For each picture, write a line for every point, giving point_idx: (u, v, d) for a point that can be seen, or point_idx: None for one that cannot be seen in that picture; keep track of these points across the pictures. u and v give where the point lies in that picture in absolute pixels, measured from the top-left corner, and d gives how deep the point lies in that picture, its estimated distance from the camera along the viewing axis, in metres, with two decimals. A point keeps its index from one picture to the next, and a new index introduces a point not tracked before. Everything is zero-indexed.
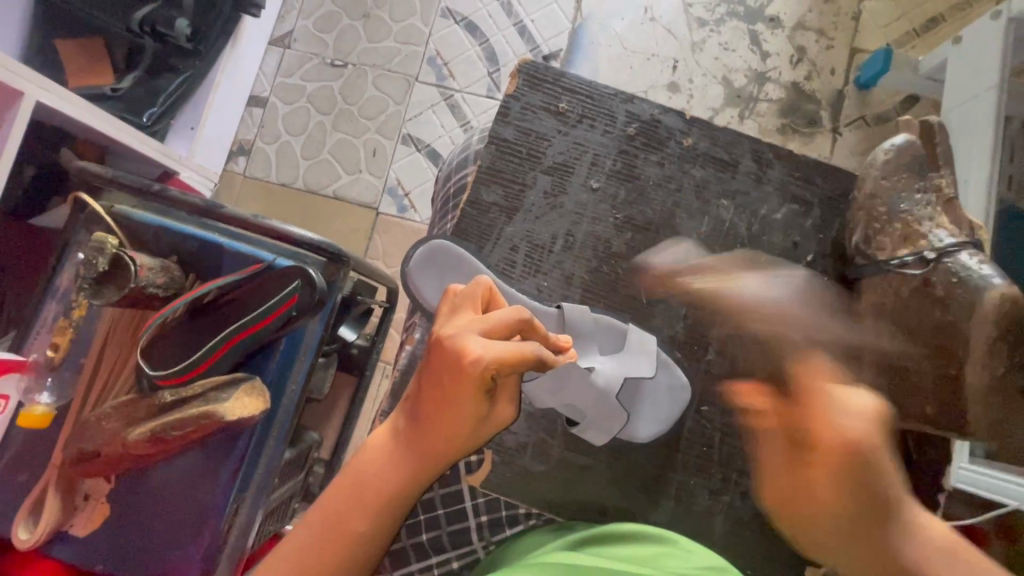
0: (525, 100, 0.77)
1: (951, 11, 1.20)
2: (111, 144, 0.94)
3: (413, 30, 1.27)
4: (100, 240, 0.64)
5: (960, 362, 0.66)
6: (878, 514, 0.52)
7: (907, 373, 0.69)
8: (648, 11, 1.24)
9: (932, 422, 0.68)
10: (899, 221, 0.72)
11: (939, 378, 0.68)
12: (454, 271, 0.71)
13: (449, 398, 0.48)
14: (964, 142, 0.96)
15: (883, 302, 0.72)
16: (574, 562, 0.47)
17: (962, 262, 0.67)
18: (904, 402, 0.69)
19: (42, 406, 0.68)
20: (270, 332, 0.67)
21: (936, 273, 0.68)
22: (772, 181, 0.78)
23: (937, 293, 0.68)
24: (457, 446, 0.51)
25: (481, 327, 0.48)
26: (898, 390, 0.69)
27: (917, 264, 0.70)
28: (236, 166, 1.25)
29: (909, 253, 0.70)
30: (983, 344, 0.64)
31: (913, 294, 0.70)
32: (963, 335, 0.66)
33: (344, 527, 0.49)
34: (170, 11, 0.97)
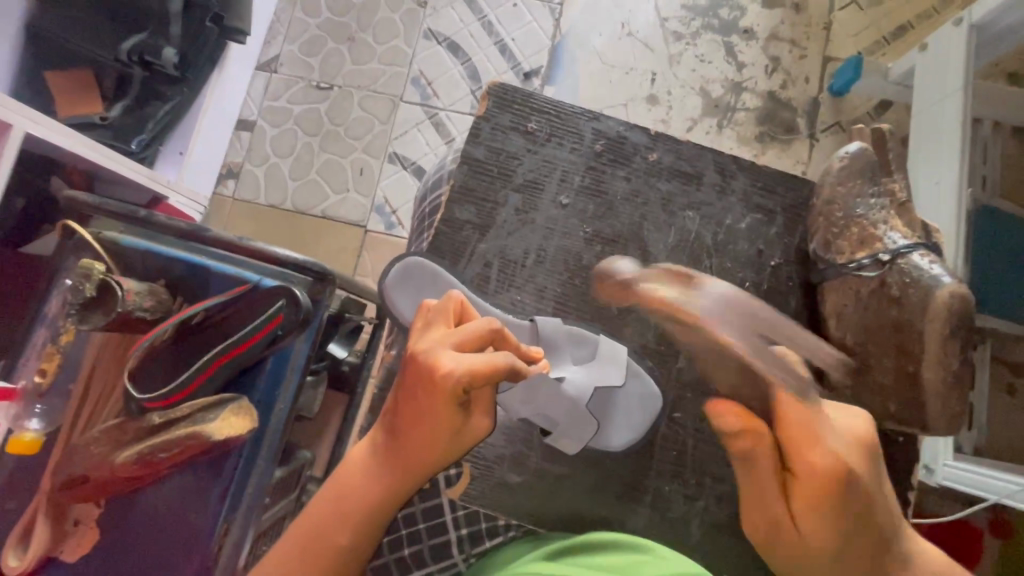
0: (495, 121, 0.79)
1: (918, 18, 1.24)
2: (100, 171, 0.96)
3: (397, 52, 1.30)
4: (88, 266, 0.66)
5: (917, 360, 0.69)
6: (882, 521, 0.58)
7: (872, 372, 0.72)
8: (625, 27, 1.28)
9: (897, 419, 0.71)
10: (855, 225, 0.74)
11: (900, 377, 0.71)
12: (429, 288, 0.73)
13: (426, 412, 0.50)
14: (933, 145, 0.99)
15: (844, 303, 0.74)
16: (546, 571, 0.49)
17: (915, 263, 0.70)
18: (869, 401, 0.72)
19: (31, 432, 0.69)
20: (256, 351, 0.68)
21: (892, 274, 0.71)
22: (737, 190, 0.80)
23: (893, 293, 0.71)
24: (437, 457, 0.52)
25: (454, 339, 0.50)
26: (863, 388, 0.72)
27: (873, 266, 0.72)
28: (224, 190, 1.26)
29: (866, 256, 0.72)
30: (935, 341, 0.67)
31: (872, 295, 0.72)
32: (919, 333, 0.69)
33: (327, 538, 0.51)
34: (157, 41, 1.00)
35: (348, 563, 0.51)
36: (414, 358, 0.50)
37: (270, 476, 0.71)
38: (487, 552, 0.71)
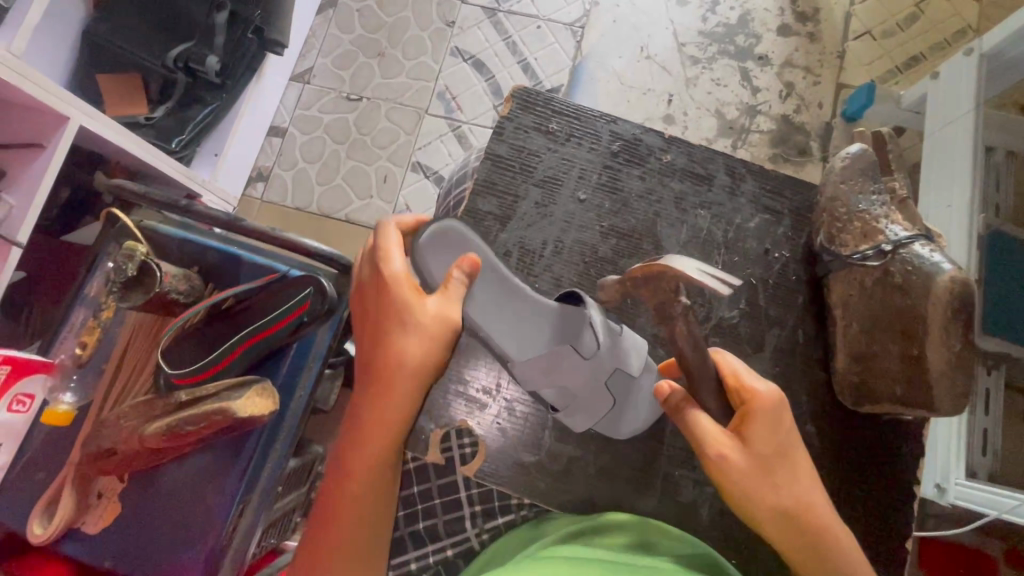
0: (518, 121, 0.83)
1: (929, 50, 1.28)
2: (142, 167, 1.01)
3: (425, 68, 1.36)
4: (131, 248, 0.69)
5: (921, 343, 0.67)
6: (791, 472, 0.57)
7: (876, 359, 0.71)
8: (643, 50, 1.33)
9: (903, 402, 0.70)
10: (857, 219, 0.74)
11: (906, 362, 0.69)
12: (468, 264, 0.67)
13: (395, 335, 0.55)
14: (944, 168, 1.01)
15: (849, 293, 0.74)
16: (566, 552, 0.50)
17: (916, 252, 0.69)
18: (874, 385, 0.71)
19: (65, 405, 0.72)
20: (279, 338, 0.72)
21: (893, 264, 0.70)
22: (746, 194, 0.82)
23: (896, 281, 0.70)
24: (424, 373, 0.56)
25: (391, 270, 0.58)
26: (869, 373, 0.72)
27: (876, 256, 0.71)
28: (254, 191, 1.32)
29: (869, 247, 0.72)
30: (939, 322, 0.65)
31: (875, 284, 0.71)
32: (923, 318, 0.67)
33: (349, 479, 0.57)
34: (202, 50, 1.06)
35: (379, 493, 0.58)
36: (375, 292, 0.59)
37: (286, 460, 0.73)
38: (499, 529, 0.72)
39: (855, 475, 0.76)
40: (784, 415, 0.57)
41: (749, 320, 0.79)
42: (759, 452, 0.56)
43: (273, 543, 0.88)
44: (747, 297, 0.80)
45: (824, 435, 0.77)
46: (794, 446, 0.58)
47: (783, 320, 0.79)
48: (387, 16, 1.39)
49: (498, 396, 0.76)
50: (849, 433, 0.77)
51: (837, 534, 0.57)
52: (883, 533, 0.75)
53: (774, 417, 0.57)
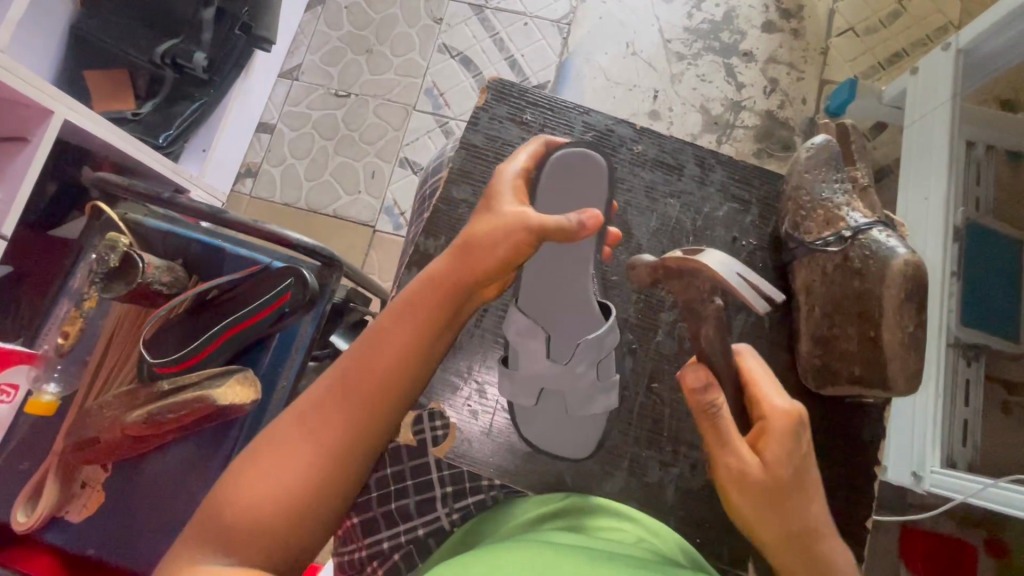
0: (493, 111, 0.82)
1: (911, 46, 1.30)
2: (128, 162, 1.02)
3: (412, 64, 1.37)
4: (114, 239, 0.71)
5: (877, 324, 0.69)
6: (804, 497, 0.50)
7: (837, 341, 0.72)
8: (630, 47, 1.34)
9: (863, 383, 0.71)
10: (820, 207, 0.75)
11: (863, 343, 0.70)
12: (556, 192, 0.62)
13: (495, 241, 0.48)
14: (920, 161, 1.03)
15: (811, 278, 0.74)
16: (530, 538, 0.49)
17: (874, 238, 0.70)
18: (836, 368, 0.72)
19: (49, 394, 0.74)
20: (262, 328, 0.73)
21: (853, 250, 0.71)
22: (715, 182, 0.83)
23: (855, 266, 0.71)
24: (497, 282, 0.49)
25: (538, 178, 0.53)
26: (832, 357, 0.72)
27: (836, 242, 0.72)
28: (242, 187, 1.33)
29: (831, 233, 0.73)
30: (893, 304, 0.67)
31: (837, 270, 0.72)
32: (879, 300, 0.69)
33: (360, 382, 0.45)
34: (189, 46, 1.07)
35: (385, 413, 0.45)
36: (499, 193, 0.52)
37: None
38: (470, 508, 0.70)
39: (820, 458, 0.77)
40: (803, 437, 0.51)
41: (720, 308, 0.80)
42: (770, 473, 0.49)
43: None
44: None
45: None
46: (808, 469, 0.51)
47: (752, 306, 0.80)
48: (375, 13, 1.40)
49: (470, 379, 0.76)
50: (820, 419, 0.78)
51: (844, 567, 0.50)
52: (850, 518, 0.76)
53: (793, 433, 0.50)
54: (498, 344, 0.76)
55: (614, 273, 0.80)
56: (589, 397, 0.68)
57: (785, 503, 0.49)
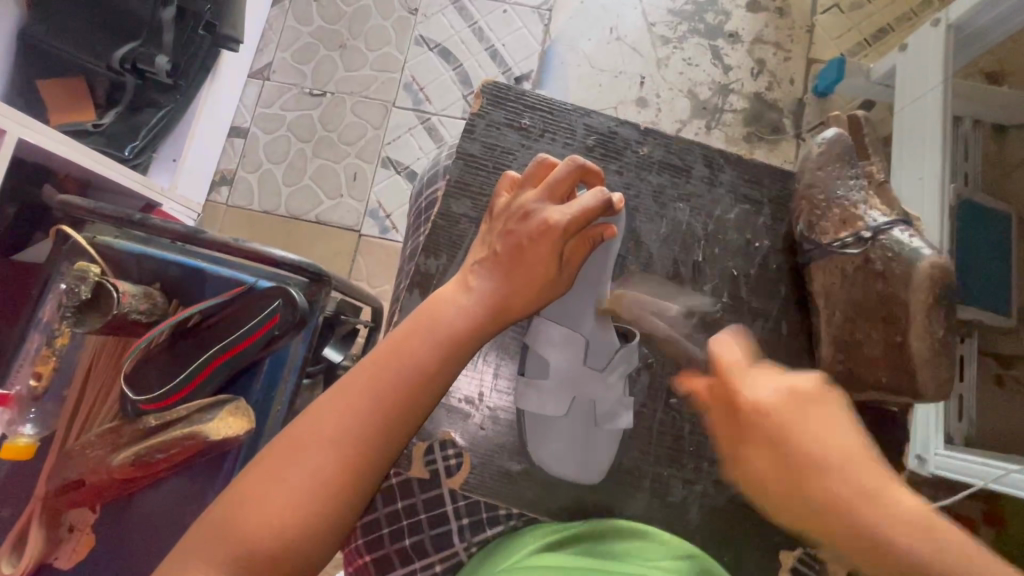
0: (489, 118, 0.78)
1: (897, 20, 1.28)
2: (93, 178, 0.96)
3: (389, 58, 1.31)
4: (82, 269, 0.66)
5: (905, 330, 0.67)
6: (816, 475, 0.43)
7: (861, 346, 0.71)
8: (613, 32, 1.30)
9: (887, 389, 0.70)
10: (835, 206, 0.73)
11: (888, 349, 0.69)
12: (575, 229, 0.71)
13: (518, 269, 0.55)
14: (913, 142, 1.02)
15: (832, 281, 0.73)
16: (563, 565, 0.48)
17: (896, 238, 0.69)
18: (860, 374, 0.71)
19: (25, 438, 0.67)
20: (253, 352, 0.69)
21: (874, 250, 0.69)
22: (725, 183, 0.80)
23: (877, 269, 0.69)
24: (509, 314, 0.55)
25: (581, 213, 0.57)
26: (854, 363, 0.71)
27: (856, 243, 0.71)
28: (219, 197, 1.27)
29: (849, 234, 0.71)
30: (921, 310, 0.65)
31: (857, 272, 0.71)
32: (904, 305, 0.67)
33: (379, 390, 0.47)
34: (150, 49, 1.00)
35: (399, 432, 0.47)
36: (517, 222, 0.57)
37: None
38: (489, 540, 0.69)
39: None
40: (786, 416, 0.47)
41: (732, 313, 0.77)
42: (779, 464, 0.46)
43: None
44: (729, 289, 0.78)
45: None
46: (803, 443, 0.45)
47: (766, 312, 0.78)
48: (346, 5, 1.34)
49: (481, 406, 0.73)
50: None
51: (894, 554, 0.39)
52: None
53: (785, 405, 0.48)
54: (504, 365, 0.74)
55: (623, 283, 0.77)
56: (596, 419, 0.71)
57: (807, 481, 0.43)
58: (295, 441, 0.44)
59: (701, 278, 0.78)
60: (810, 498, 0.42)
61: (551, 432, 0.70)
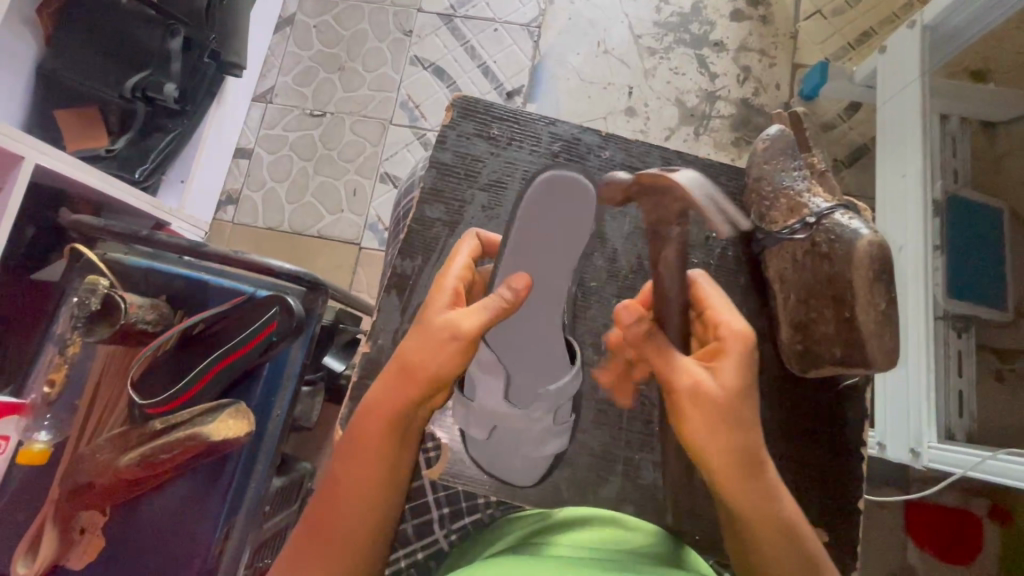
0: (460, 129, 0.81)
1: (880, 24, 1.31)
2: (106, 200, 1.01)
3: (386, 79, 1.37)
4: (92, 282, 0.72)
5: (851, 306, 0.68)
6: (763, 464, 0.48)
7: (815, 325, 0.72)
8: (601, 46, 1.34)
9: (843, 363, 0.70)
10: (782, 196, 0.75)
11: (840, 326, 0.69)
12: (524, 223, 0.60)
13: (409, 382, 0.48)
14: (895, 139, 1.04)
15: (784, 267, 0.74)
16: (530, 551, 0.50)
17: (838, 221, 0.70)
18: (818, 351, 0.72)
19: (40, 443, 0.73)
20: (251, 359, 0.72)
21: (819, 235, 0.70)
22: None
23: (823, 251, 0.70)
24: (409, 420, 0.49)
25: (480, 320, 0.50)
26: (811, 341, 0.72)
27: (802, 229, 0.72)
28: (224, 215, 1.32)
29: (796, 221, 0.73)
30: (863, 284, 0.66)
31: (806, 255, 0.72)
32: (851, 283, 0.68)
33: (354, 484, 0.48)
34: (159, 77, 1.06)
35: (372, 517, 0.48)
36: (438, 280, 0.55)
37: (268, 484, 0.74)
38: (467, 528, 0.74)
39: (799, 441, 0.76)
40: (756, 357, 0.50)
41: None
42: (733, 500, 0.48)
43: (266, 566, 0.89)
44: None
45: (787, 410, 0.77)
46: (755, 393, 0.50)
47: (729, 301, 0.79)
48: (345, 30, 1.40)
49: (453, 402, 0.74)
50: (815, 407, 0.77)
51: (794, 530, 0.48)
52: (842, 499, 0.75)
53: (734, 351, 0.50)
54: None
55: (591, 277, 0.79)
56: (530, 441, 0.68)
57: (758, 454, 0.48)
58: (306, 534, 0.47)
59: None
60: (766, 485, 0.48)
61: (521, 438, 0.66)
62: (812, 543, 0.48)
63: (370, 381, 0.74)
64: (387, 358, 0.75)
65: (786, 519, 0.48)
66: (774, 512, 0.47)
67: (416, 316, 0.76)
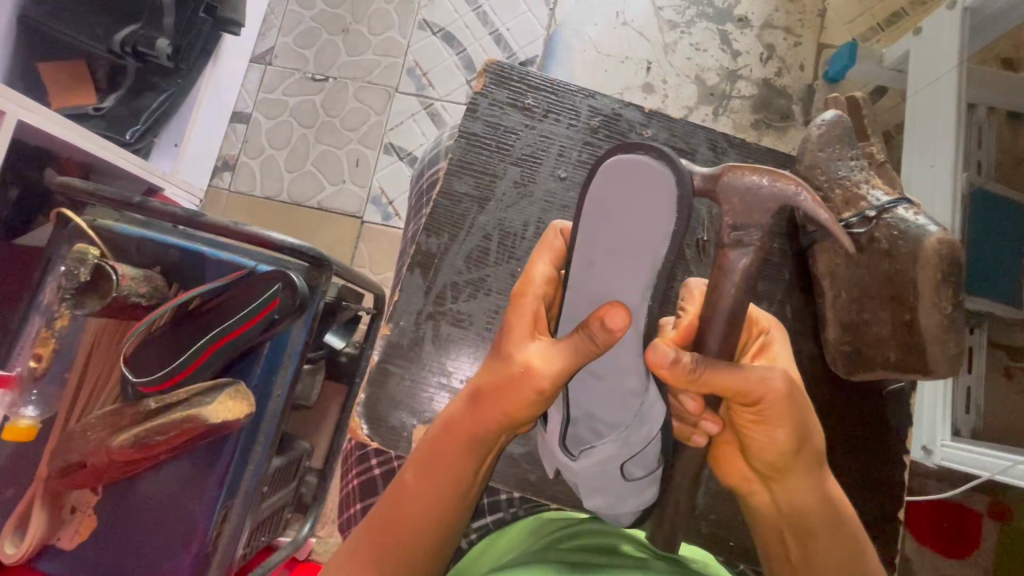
0: (492, 97, 0.76)
1: (911, 5, 1.25)
2: (94, 162, 0.95)
3: (392, 43, 1.30)
4: (82, 251, 0.65)
5: (913, 307, 0.66)
6: (818, 459, 0.49)
7: (868, 326, 0.70)
8: (620, 16, 1.27)
9: (898, 366, 0.68)
10: (839, 186, 0.71)
11: (897, 327, 0.68)
12: (590, 216, 0.48)
13: (487, 411, 0.48)
14: (927, 127, 0.99)
15: (835, 262, 0.71)
16: (581, 560, 0.47)
17: (900, 217, 0.68)
18: (868, 354, 0.69)
19: (26, 419, 0.69)
20: (252, 337, 0.68)
21: (879, 230, 0.69)
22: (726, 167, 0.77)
23: (883, 248, 0.68)
24: (485, 445, 0.50)
25: (564, 363, 0.46)
26: (861, 342, 0.70)
27: (860, 224, 0.70)
28: (221, 182, 1.26)
29: (853, 214, 0.70)
30: (929, 285, 0.65)
31: (863, 252, 0.70)
32: (913, 283, 0.66)
33: (434, 498, 0.49)
34: (151, 32, 0.99)
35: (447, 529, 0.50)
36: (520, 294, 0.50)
37: (267, 465, 0.71)
38: (489, 527, 0.71)
39: (838, 442, 0.73)
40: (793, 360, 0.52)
41: None
42: (792, 507, 0.49)
43: (264, 544, 0.88)
44: None
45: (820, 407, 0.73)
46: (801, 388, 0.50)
47: (770, 294, 0.75)
48: None
49: None
50: (848, 404, 0.74)
51: (846, 518, 0.50)
52: (878, 504, 0.73)
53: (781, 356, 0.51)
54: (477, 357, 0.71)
55: None
56: (630, 495, 0.57)
57: (815, 450, 0.49)
58: (379, 541, 0.49)
59: (705, 256, 0.76)
60: (821, 478, 0.49)
61: (597, 485, 0.56)
62: (858, 528, 0.51)
63: (388, 364, 0.70)
64: (407, 340, 0.71)
65: (839, 508, 0.50)
66: (828, 503, 0.50)
67: (439, 298, 0.72)
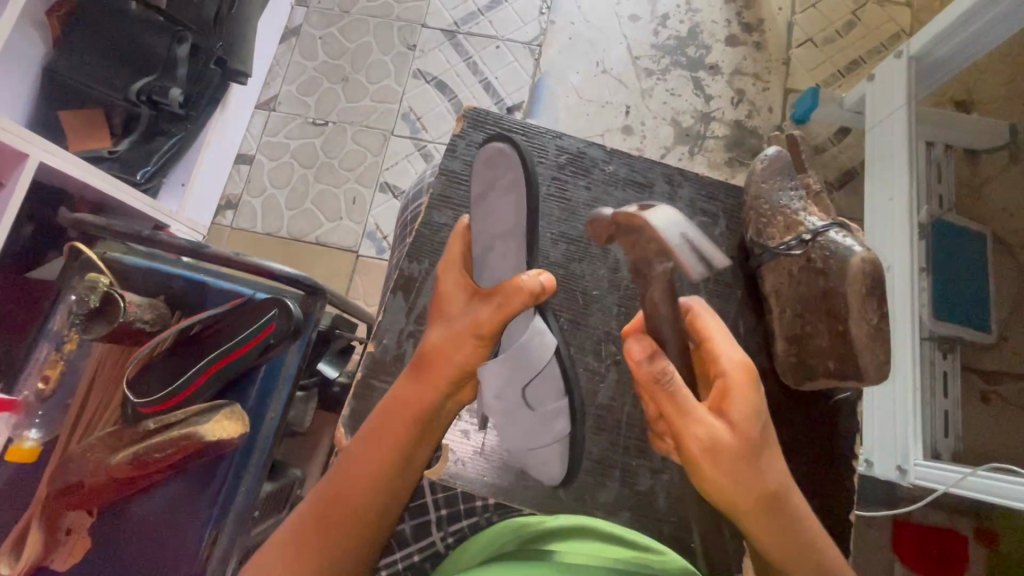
0: (470, 138, 0.83)
1: (869, 54, 1.35)
2: (106, 201, 1.02)
3: (388, 91, 1.39)
4: (93, 279, 0.71)
5: (845, 320, 0.70)
6: (770, 479, 0.48)
7: (811, 339, 0.74)
8: (599, 65, 1.38)
9: (837, 375, 0.72)
10: (780, 214, 0.77)
11: (834, 338, 0.72)
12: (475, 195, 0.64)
13: (432, 376, 0.52)
14: (882, 162, 1.07)
15: (779, 282, 0.76)
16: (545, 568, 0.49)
17: (832, 239, 0.73)
18: (812, 363, 0.74)
19: (30, 441, 0.72)
20: (250, 358, 0.72)
21: (814, 250, 0.73)
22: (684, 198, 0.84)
23: (817, 266, 0.73)
24: (432, 414, 0.53)
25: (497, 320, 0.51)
26: (805, 354, 0.74)
27: (798, 246, 0.75)
28: (223, 220, 1.33)
29: (792, 237, 0.75)
30: (857, 298, 0.68)
31: (802, 271, 0.74)
32: (844, 298, 0.70)
33: (374, 465, 0.51)
34: (163, 82, 1.07)
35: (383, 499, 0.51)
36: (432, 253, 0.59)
37: (259, 486, 0.73)
38: (463, 531, 0.76)
39: (797, 454, 0.77)
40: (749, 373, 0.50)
41: None
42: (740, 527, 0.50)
43: None
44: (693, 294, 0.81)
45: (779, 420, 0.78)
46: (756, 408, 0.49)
47: (725, 313, 0.81)
48: (350, 42, 1.43)
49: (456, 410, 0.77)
50: (808, 418, 0.79)
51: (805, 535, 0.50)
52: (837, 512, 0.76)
53: (732, 373, 0.50)
54: None
55: (593, 285, 0.80)
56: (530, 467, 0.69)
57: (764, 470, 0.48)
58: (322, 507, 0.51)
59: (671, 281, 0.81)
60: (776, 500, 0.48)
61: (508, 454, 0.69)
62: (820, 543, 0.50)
63: (372, 380, 0.74)
64: (390, 358, 0.76)
65: (796, 526, 0.49)
66: (784, 522, 0.49)
67: (420, 317, 0.77)
